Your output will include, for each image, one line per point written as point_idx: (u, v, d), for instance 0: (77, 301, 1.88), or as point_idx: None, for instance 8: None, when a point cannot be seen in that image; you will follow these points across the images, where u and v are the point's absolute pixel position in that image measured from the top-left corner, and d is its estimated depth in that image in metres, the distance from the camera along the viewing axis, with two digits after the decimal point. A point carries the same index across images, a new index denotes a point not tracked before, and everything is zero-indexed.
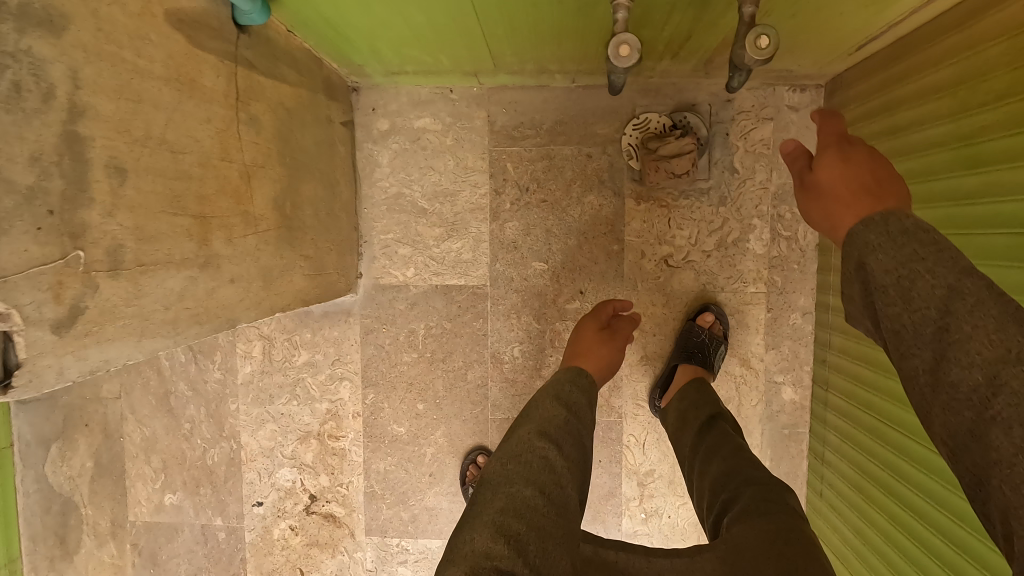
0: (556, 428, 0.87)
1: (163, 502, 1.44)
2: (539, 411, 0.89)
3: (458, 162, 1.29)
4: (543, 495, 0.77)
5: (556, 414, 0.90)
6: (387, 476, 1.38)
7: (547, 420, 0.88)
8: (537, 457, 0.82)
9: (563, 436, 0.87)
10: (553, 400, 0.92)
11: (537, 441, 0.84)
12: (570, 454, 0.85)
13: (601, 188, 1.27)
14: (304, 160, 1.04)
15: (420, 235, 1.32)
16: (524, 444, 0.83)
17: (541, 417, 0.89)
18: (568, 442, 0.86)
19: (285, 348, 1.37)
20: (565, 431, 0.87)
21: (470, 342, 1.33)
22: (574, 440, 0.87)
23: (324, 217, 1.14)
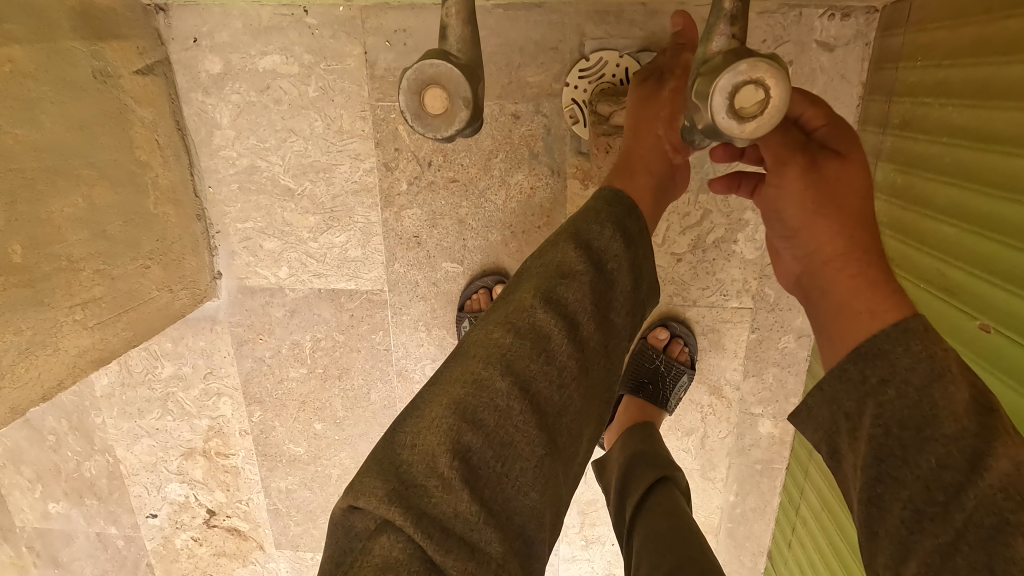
0: (544, 374, 0.50)
1: (49, 510, 1.28)
2: (529, 323, 0.50)
3: (329, 123, 0.90)
4: (487, 494, 0.47)
5: (556, 348, 0.50)
6: (290, 495, 1.19)
7: (539, 351, 0.50)
8: (501, 426, 0.48)
9: (562, 380, 0.50)
10: (549, 293, 0.51)
11: (506, 404, 0.48)
12: (558, 411, 0.50)
13: (533, 163, 0.89)
14: (49, 160, 0.67)
15: (289, 223, 0.96)
16: (490, 399, 0.48)
17: (530, 325, 0.50)
18: (568, 390, 0.51)
19: (144, 358, 1.10)
20: (554, 383, 0.50)
21: (369, 357, 1.04)
22: (579, 376, 0.52)
23: (122, 228, 0.79)
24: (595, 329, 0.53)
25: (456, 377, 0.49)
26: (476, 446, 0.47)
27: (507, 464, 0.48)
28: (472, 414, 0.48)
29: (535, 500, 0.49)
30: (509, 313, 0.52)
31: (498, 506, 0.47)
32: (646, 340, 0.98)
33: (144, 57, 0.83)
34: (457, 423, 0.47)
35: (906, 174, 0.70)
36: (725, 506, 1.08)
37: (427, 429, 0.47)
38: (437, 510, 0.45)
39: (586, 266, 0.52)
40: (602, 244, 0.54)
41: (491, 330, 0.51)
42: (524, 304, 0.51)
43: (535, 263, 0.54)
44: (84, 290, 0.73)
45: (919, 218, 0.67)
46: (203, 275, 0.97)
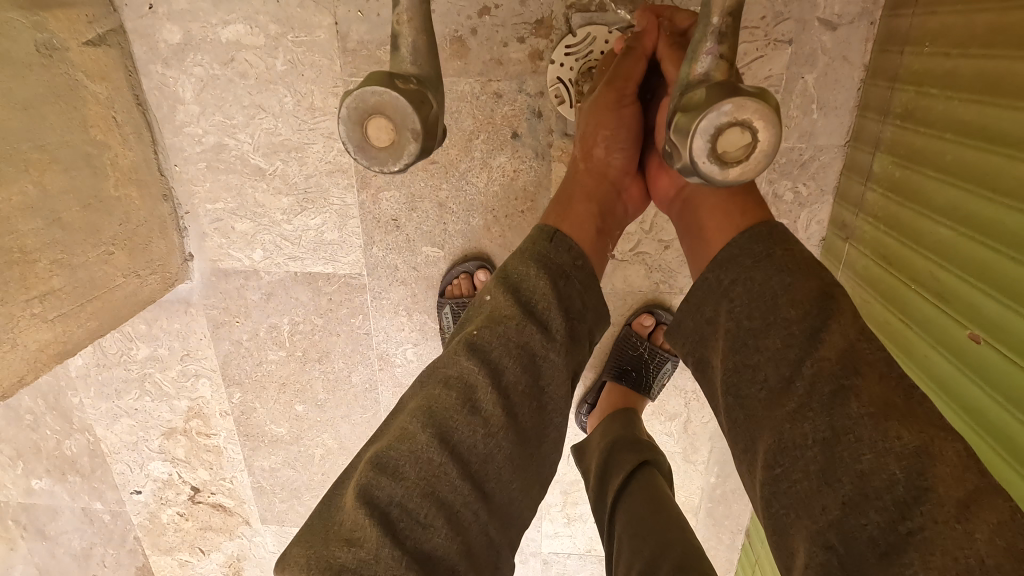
0: (472, 427, 0.49)
1: (32, 487, 1.28)
2: (458, 378, 0.51)
3: (300, 99, 0.85)
4: (424, 519, 0.47)
5: (481, 396, 0.50)
6: (274, 473, 1.19)
7: (467, 402, 0.50)
8: (447, 451, 0.48)
9: (485, 427, 0.49)
10: (475, 347, 0.52)
11: (426, 455, 0.48)
12: (480, 459, 0.49)
13: (516, 145, 0.85)
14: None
15: (261, 205, 0.92)
16: (415, 449, 0.48)
17: (456, 375, 0.51)
18: (496, 441, 0.50)
19: (118, 340, 1.07)
20: (479, 433, 0.50)
21: (349, 340, 1.02)
22: (507, 422, 0.50)
23: (80, 214, 0.75)
24: (523, 371, 0.51)
25: (386, 433, 0.50)
26: (406, 492, 0.48)
27: (427, 512, 0.47)
28: (394, 466, 0.48)
29: (458, 541, 0.47)
30: (439, 365, 0.53)
31: (420, 555, 0.46)
32: (632, 329, 0.95)
33: (95, 26, 0.77)
34: (377, 474, 0.48)
35: (905, 166, 0.66)
36: (705, 487, 1.09)
37: (358, 478, 0.48)
38: (353, 559, 0.45)
39: (513, 311, 0.52)
40: (533, 285, 0.54)
41: (418, 390, 0.53)
42: (450, 354, 0.53)
43: (468, 321, 0.56)
44: (41, 282, 0.69)
45: (916, 216, 0.64)
46: (173, 258, 0.94)
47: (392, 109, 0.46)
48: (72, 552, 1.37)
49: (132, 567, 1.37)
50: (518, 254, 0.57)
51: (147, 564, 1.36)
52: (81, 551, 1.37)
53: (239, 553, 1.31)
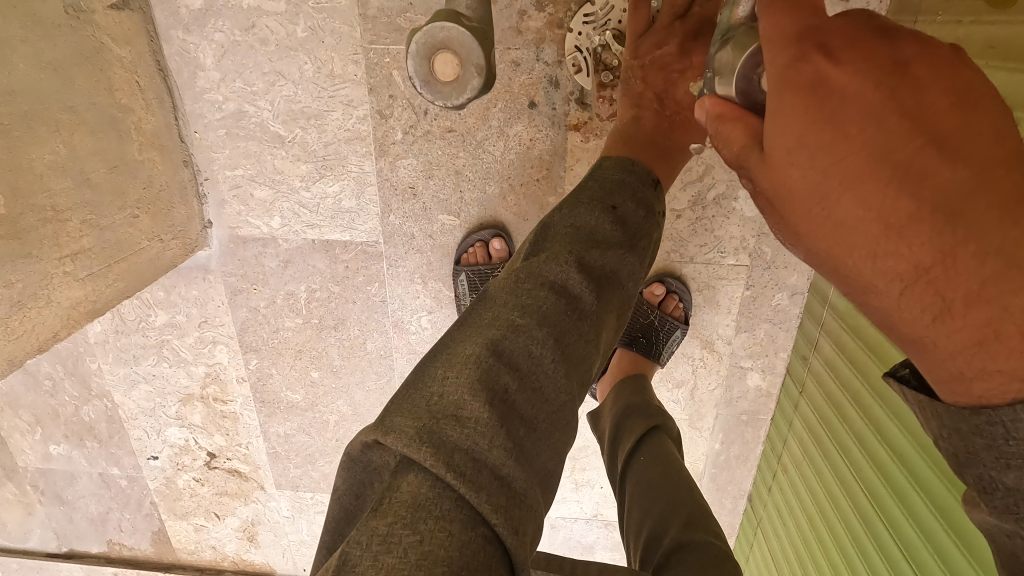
0: (575, 332, 0.51)
1: (50, 452, 1.31)
2: (563, 286, 0.52)
3: (320, 66, 0.86)
4: (522, 416, 0.47)
5: (585, 304, 0.52)
6: (289, 439, 1.22)
7: (568, 308, 0.51)
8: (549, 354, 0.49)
9: (588, 334, 0.51)
10: (583, 257, 0.53)
11: (537, 350, 0.49)
12: (581, 361, 0.51)
13: (533, 113, 0.86)
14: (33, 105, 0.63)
15: (280, 172, 0.94)
16: (524, 343, 0.48)
17: (561, 281, 0.52)
18: (593, 346, 0.52)
19: (137, 306, 1.09)
20: (585, 338, 0.51)
21: (365, 308, 1.04)
22: (601, 338, 0.53)
23: (107, 176, 0.76)
24: (614, 290, 0.54)
25: (480, 331, 0.49)
26: (518, 384, 0.47)
27: (536, 405, 0.48)
28: (508, 355, 0.48)
29: (557, 440, 0.48)
30: (540, 267, 0.53)
31: (527, 446, 0.46)
32: (642, 297, 0.97)
33: None
34: (493, 362, 0.47)
35: None
36: (710, 453, 1.12)
37: (462, 367, 0.47)
38: (464, 442, 0.43)
39: (613, 238, 0.55)
40: (633, 222, 0.56)
41: (516, 287, 0.52)
42: (556, 260, 0.53)
43: (563, 226, 0.55)
44: (72, 240, 0.71)
45: None
46: (193, 225, 0.95)
47: (459, 47, 0.56)
48: (89, 517, 1.40)
49: (148, 531, 1.41)
50: (610, 180, 0.59)
51: (163, 529, 1.39)
52: (98, 516, 1.40)
53: (253, 518, 1.35)
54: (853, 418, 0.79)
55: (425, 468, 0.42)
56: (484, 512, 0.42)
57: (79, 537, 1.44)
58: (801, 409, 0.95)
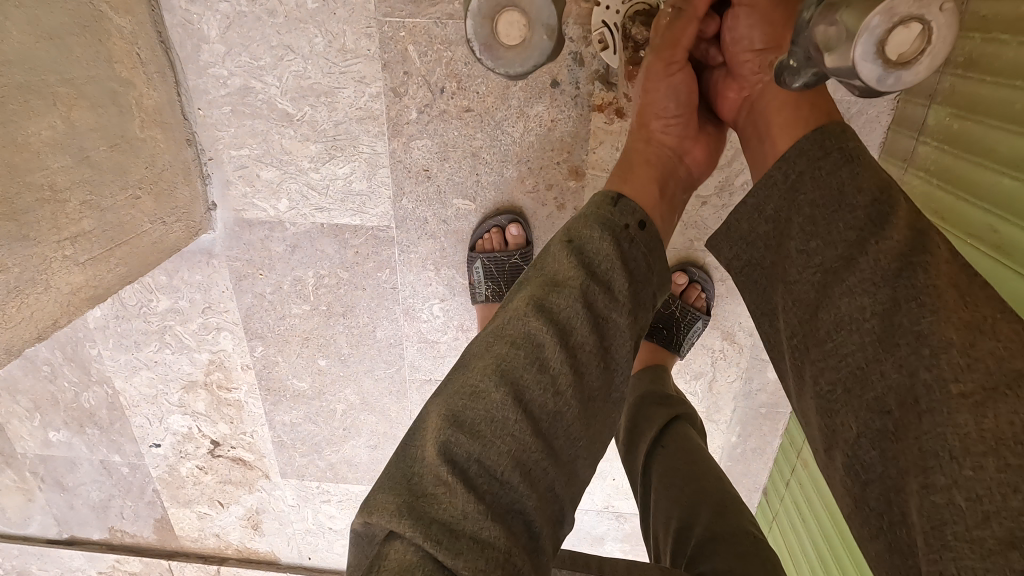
0: (542, 389, 0.49)
1: (50, 439, 1.28)
2: (529, 343, 0.50)
3: (331, 40, 0.81)
4: (489, 489, 0.47)
5: (549, 356, 0.49)
6: (295, 428, 1.19)
7: (534, 365, 0.49)
8: (514, 422, 0.48)
9: (558, 393, 0.49)
10: (546, 308, 0.50)
11: (500, 416, 0.47)
12: (553, 419, 0.49)
13: (555, 92, 0.82)
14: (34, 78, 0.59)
15: (288, 152, 0.90)
16: (493, 409, 0.47)
17: (528, 337, 0.50)
18: (566, 402, 0.49)
19: (138, 291, 1.05)
20: (552, 393, 0.49)
21: (375, 295, 1.01)
22: (575, 390, 0.50)
23: (108, 154, 0.72)
24: (591, 335, 0.50)
25: (456, 394, 0.49)
26: (487, 448, 0.47)
27: (510, 469, 0.47)
28: (470, 425, 0.48)
29: (536, 501, 0.48)
30: (506, 325, 0.51)
31: (503, 510, 0.46)
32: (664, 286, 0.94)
33: None
34: (451, 435, 0.47)
35: (961, 119, 0.65)
36: (726, 446, 1.10)
37: (436, 435, 0.47)
38: (445, 515, 0.45)
39: (578, 278, 0.51)
40: (600, 252, 0.52)
41: (488, 346, 0.51)
42: (519, 313, 0.51)
43: (534, 276, 0.54)
44: (72, 222, 0.67)
45: (974, 168, 0.63)
46: (197, 207, 0.91)
47: (529, 6, 0.61)
48: (90, 504, 1.38)
49: (151, 518, 1.38)
50: (584, 214, 0.55)
51: (166, 516, 1.37)
52: (99, 503, 1.38)
53: (258, 506, 1.33)
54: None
55: (406, 539, 0.44)
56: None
57: (80, 524, 1.42)
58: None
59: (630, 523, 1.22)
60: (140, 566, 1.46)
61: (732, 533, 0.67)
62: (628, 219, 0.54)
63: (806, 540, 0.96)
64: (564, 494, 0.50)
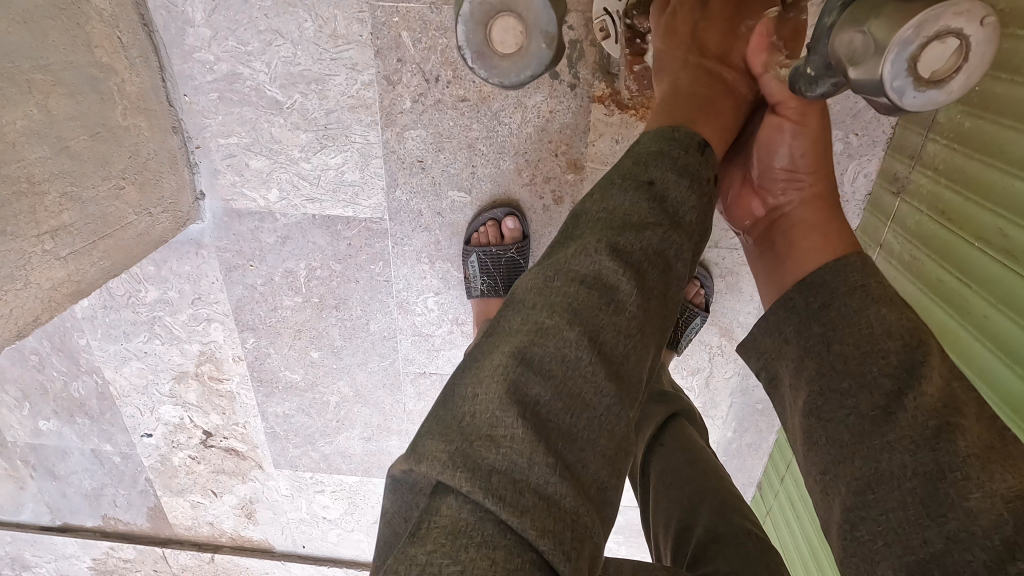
0: (612, 329, 0.45)
1: (40, 427, 1.26)
2: (601, 289, 0.46)
3: (322, 25, 0.78)
4: (557, 436, 0.43)
5: (623, 297, 0.46)
6: (288, 419, 1.18)
7: (604, 307, 0.45)
8: (575, 368, 0.44)
9: (630, 333, 0.46)
10: (618, 245, 0.47)
11: (572, 354, 0.44)
12: (623, 361, 0.45)
13: (554, 83, 0.80)
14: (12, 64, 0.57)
15: (278, 141, 0.87)
16: (556, 358, 0.44)
17: (597, 276, 0.46)
18: (636, 348, 0.46)
19: (126, 281, 1.03)
20: (622, 332, 0.45)
21: (368, 287, 0.99)
22: (641, 343, 0.46)
23: (89, 144, 0.69)
24: (658, 283, 0.47)
25: (512, 339, 0.45)
26: (551, 395, 0.43)
27: (577, 414, 0.44)
28: (537, 363, 0.44)
29: (608, 454, 0.44)
30: (570, 261, 0.47)
31: (573, 456, 0.43)
32: None
33: None
34: (521, 372, 0.43)
35: (975, 116, 0.63)
36: (721, 441, 1.10)
37: (492, 381, 0.43)
38: (500, 464, 0.41)
39: (652, 218, 0.48)
40: (678, 195, 0.49)
41: (547, 282, 0.47)
42: (587, 250, 0.47)
43: (597, 210, 0.50)
44: (52, 215, 0.65)
45: (985, 168, 0.61)
46: (184, 196, 0.89)
47: (527, 12, 0.58)
48: (82, 492, 1.37)
49: (144, 507, 1.38)
50: (654, 150, 0.51)
51: (160, 505, 1.37)
52: (91, 491, 1.37)
53: (251, 496, 1.32)
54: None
55: (463, 492, 0.40)
56: (529, 538, 0.39)
57: (73, 511, 1.41)
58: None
59: (624, 517, 1.22)
60: (135, 553, 1.46)
61: (732, 530, 0.66)
62: (708, 169, 0.52)
63: (800, 538, 0.96)
64: (632, 446, 0.47)
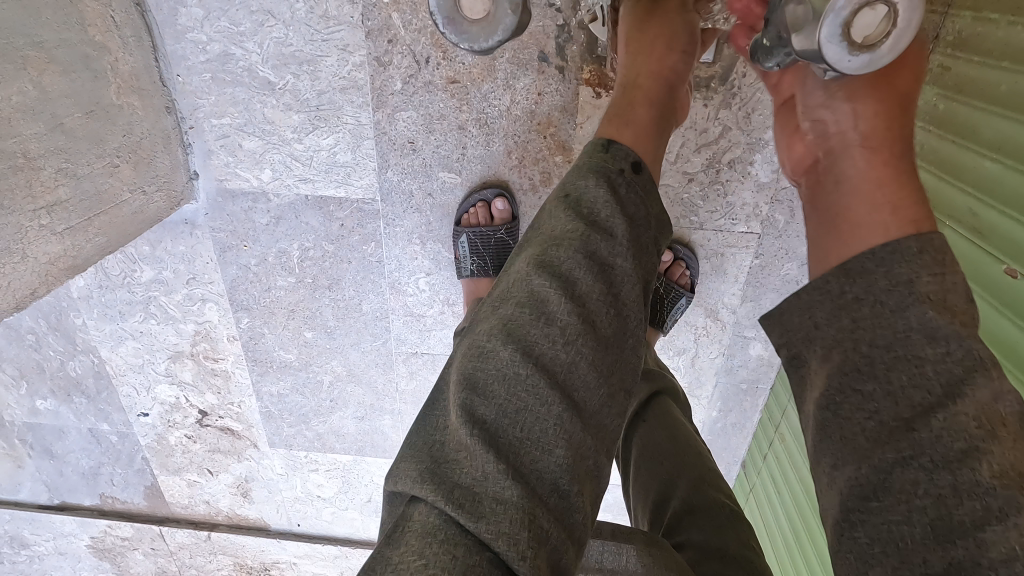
0: (547, 339, 0.48)
1: (37, 406, 1.28)
2: (538, 310, 0.48)
3: (313, 6, 0.79)
4: (506, 446, 0.45)
5: (554, 310, 0.48)
6: (282, 399, 1.20)
7: (538, 321, 0.48)
8: (515, 389, 0.46)
9: (566, 335, 0.48)
10: (551, 261, 0.49)
11: (512, 371, 0.47)
12: (565, 370, 0.47)
13: (543, 65, 0.81)
14: (5, 38, 0.58)
15: (270, 122, 0.88)
16: (497, 377, 0.47)
17: (530, 295, 0.49)
18: (576, 356, 0.48)
19: (121, 262, 1.04)
20: (558, 342, 0.47)
21: (360, 268, 1.01)
22: (578, 352, 0.48)
23: (82, 122, 0.70)
24: (593, 279, 0.49)
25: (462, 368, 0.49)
26: (499, 409, 0.46)
27: (526, 427, 0.46)
28: (482, 386, 0.47)
29: (557, 457, 0.46)
30: (509, 287, 0.50)
31: (527, 466, 0.45)
32: None
33: None
34: (469, 397, 0.47)
35: (950, 100, 0.64)
36: (707, 420, 1.12)
37: (445, 415, 0.47)
38: (466, 477, 0.45)
39: (579, 228, 0.50)
40: (596, 199, 0.51)
41: (493, 310, 0.50)
42: (521, 274, 0.50)
43: (534, 233, 0.52)
44: (48, 190, 0.66)
45: (960, 150, 0.62)
46: (178, 176, 0.90)
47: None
48: (80, 471, 1.40)
49: (141, 485, 1.40)
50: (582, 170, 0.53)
51: (156, 483, 1.39)
52: (89, 470, 1.39)
53: (247, 475, 1.35)
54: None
55: (429, 502, 0.44)
56: (484, 538, 0.42)
57: (70, 490, 1.44)
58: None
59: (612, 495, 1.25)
60: (133, 531, 1.48)
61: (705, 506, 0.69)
62: (623, 164, 0.53)
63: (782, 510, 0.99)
64: (598, 449, 0.49)
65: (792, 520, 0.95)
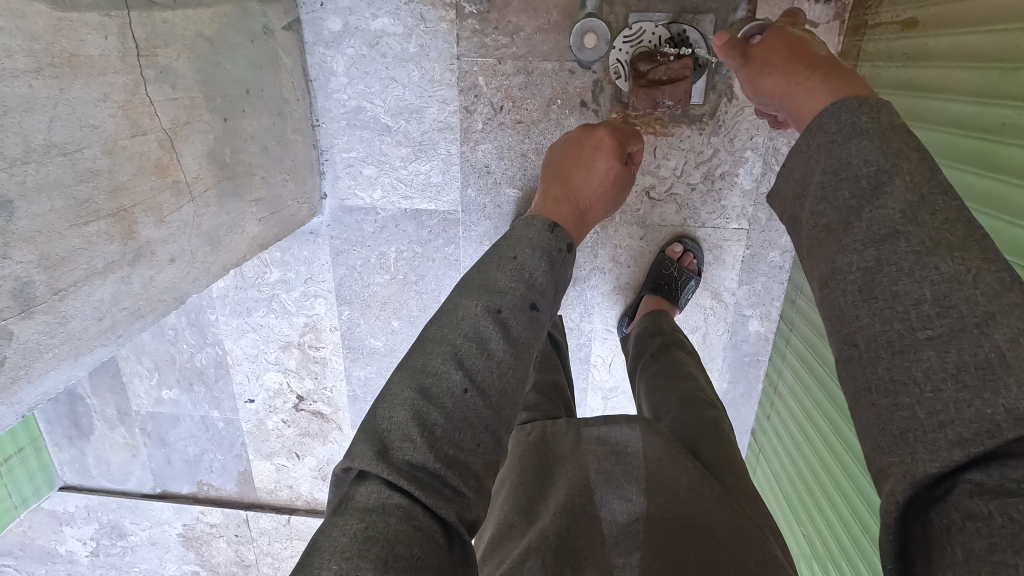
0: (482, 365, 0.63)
1: (162, 396, 1.55)
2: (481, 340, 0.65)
3: (424, 73, 1.15)
4: (442, 441, 0.58)
5: (494, 346, 0.64)
6: (368, 382, 1.46)
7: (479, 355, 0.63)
8: (454, 398, 0.60)
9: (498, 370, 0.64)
10: (491, 307, 0.66)
11: (457, 387, 0.61)
12: (496, 392, 0.63)
13: (584, 109, 1.14)
14: (240, 86, 0.92)
15: (385, 154, 1.22)
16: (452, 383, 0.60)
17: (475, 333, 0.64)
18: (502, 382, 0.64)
19: (256, 265, 1.35)
20: (495, 372, 0.63)
21: (442, 265, 1.31)
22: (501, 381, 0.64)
23: (274, 147, 1.04)
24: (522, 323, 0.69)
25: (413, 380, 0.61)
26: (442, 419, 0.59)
27: (460, 434, 0.59)
28: (433, 395, 0.60)
29: (480, 458, 0.60)
30: (455, 321, 0.65)
31: (455, 460, 0.58)
32: (665, 253, 1.21)
33: (288, 17, 1.08)
34: (421, 404, 0.59)
35: None
36: (719, 391, 1.36)
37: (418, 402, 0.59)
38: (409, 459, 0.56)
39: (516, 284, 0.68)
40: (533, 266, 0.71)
41: (443, 334, 0.64)
42: (470, 309, 0.66)
43: (480, 278, 0.69)
44: (257, 188, 0.99)
45: None
46: (315, 194, 1.23)
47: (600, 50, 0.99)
48: (185, 458, 1.64)
49: (235, 471, 1.63)
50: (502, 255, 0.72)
51: (249, 468, 1.62)
52: (193, 457, 1.63)
53: (329, 457, 1.58)
54: (826, 328, 1.04)
55: (375, 484, 0.54)
56: (425, 507, 0.53)
57: (173, 478, 1.67)
58: (792, 340, 1.20)
59: None
60: (220, 518, 1.69)
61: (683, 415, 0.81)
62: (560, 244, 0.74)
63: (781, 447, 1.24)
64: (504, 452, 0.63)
65: (795, 461, 1.17)
